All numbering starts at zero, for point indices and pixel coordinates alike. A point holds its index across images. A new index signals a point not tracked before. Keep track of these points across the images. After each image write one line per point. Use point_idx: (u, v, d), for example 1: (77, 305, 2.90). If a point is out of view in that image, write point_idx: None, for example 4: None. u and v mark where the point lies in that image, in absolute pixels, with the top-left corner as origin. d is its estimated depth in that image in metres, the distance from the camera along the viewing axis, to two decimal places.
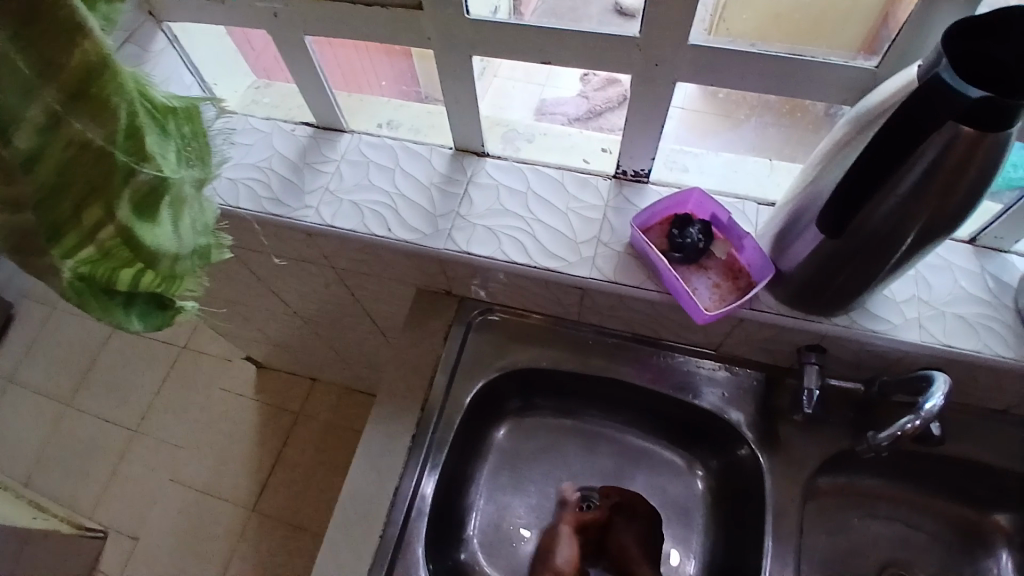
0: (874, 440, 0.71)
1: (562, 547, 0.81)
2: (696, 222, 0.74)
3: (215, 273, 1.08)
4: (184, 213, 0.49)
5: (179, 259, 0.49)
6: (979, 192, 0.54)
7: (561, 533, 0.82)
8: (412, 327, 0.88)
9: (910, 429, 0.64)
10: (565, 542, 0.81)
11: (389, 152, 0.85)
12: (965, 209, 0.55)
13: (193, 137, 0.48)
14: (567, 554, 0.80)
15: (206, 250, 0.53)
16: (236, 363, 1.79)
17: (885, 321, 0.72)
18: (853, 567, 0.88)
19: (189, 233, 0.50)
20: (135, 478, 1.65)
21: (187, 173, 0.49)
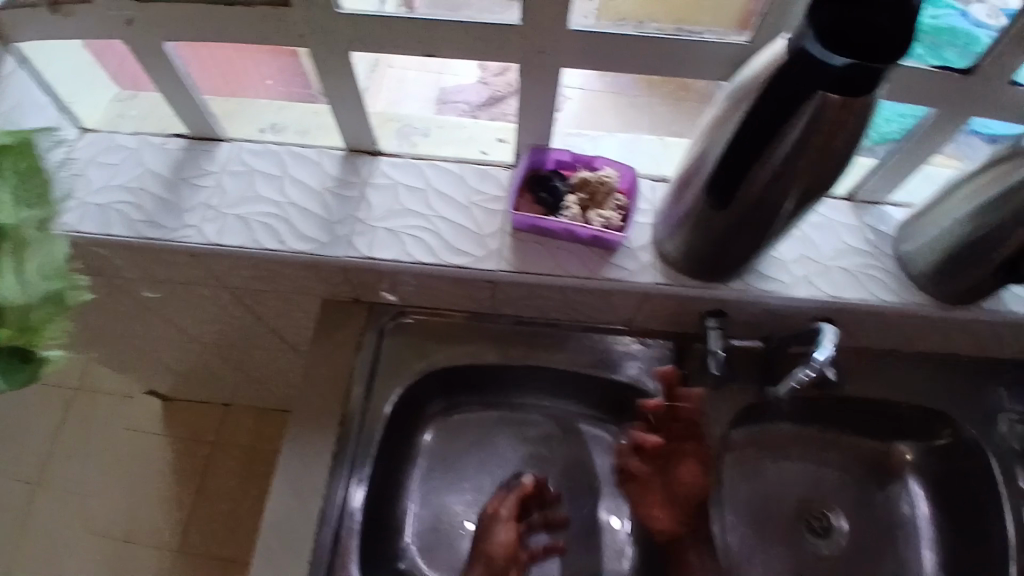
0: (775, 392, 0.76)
1: (503, 529, 0.78)
2: (545, 176, 0.75)
3: (99, 305, 0.99)
4: (28, 256, 0.45)
5: (32, 305, 0.46)
6: (846, 158, 0.58)
7: (501, 521, 0.79)
8: (322, 341, 0.84)
9: (804, 380, 0.69)
10: (502, 530, 0.78)
11: (274, 159, 0.80)
12: (836, 173, 0.59)
13: (29, 173, 0.47)
14: (503, 538, 0.77)
15: (61, 295, 0.47)
16: (140, 398, 1.66)
17: (776, 281, 0.77)
18: (771, 512, 0.93)
19: (37, 278, 0.46)
20: (39, 538, 1.50)
21: (23, 214, 0.47)
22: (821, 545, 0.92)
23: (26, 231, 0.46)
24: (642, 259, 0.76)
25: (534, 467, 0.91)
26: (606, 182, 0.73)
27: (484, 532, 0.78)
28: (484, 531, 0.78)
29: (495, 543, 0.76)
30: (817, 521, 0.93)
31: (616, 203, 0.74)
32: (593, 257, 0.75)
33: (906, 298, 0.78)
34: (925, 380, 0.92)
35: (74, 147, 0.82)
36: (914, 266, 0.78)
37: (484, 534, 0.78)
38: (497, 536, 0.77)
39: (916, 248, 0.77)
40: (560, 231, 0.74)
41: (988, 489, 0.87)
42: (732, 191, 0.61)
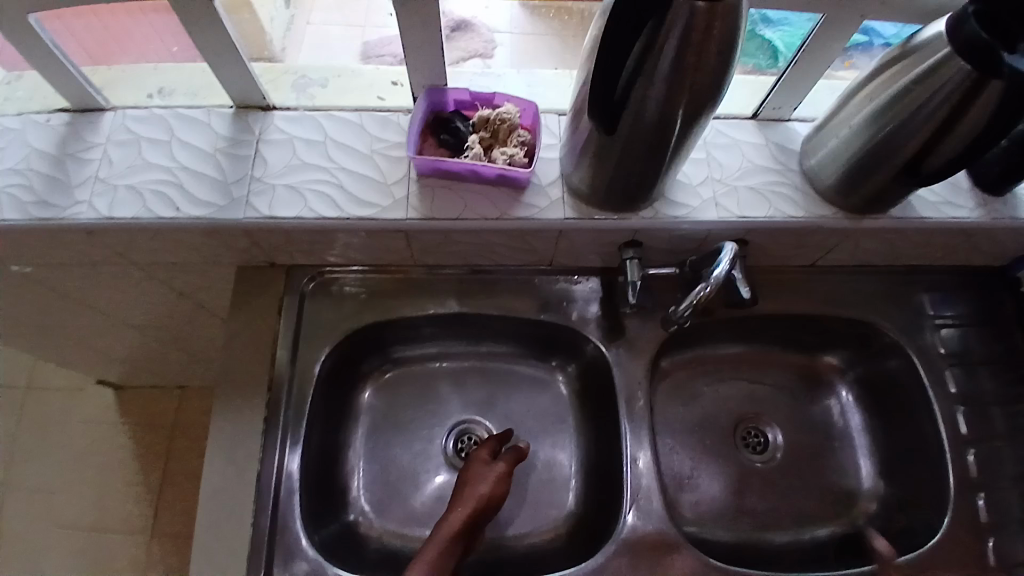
0: (676, 314, 0.77)
1: (497, 472, 0.76)
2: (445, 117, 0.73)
3: (11, 298, 0.95)
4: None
5: None
6: (727, 68, 0.57)
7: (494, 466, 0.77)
8: (242, 309, 0.82)
9: (704, 296, 0.70)
10: (493, 478, 0.76)
11: (162, 125, 0.76)
12: (719, 85, 0.58)
13: None
14: (493, 481, 0.75)
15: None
16: (89, 391, 1.62)
17: (685, 205, 0.77)
18: (708, 431, 0.97)
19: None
20: (6, 539, 1.48)
21: None
22: (758, 460, 0.96)
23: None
24: (553, 194, 0.74)
25: (474, 411, 0.93)
26: (506, 117, 0.71)
27: (477, 473, 0.76)
28: (473, 474, 0.76)
29: (486, 486, 0.75)
30: (754, 437, 0.98)
31: (519, 139, 0.72)
32: (502, 197, 0.74)
33: (816, 211, 0.79)
34: (846, 291, 0.95)
35: None
36: (819, 179, 0.79)
37: (472, 475, 0.76)
38: (485, 481, 0.75)
39: (819, 161, 0.78)
40: (465, 172, 0.73)
41: (917, 386, 0.92)
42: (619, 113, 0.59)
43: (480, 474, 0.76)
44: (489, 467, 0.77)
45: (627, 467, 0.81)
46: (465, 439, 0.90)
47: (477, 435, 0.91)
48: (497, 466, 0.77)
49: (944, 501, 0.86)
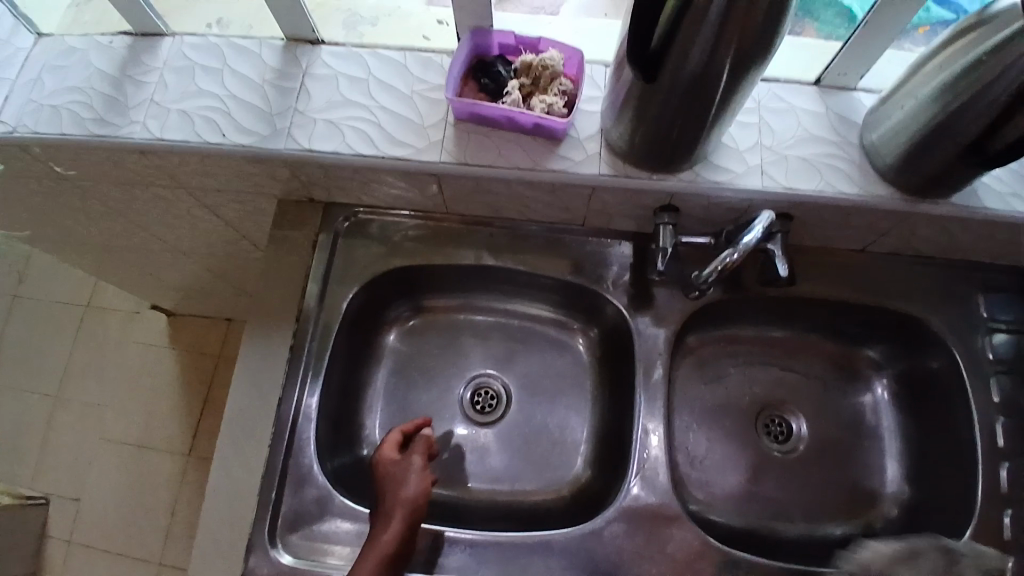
0: (703, 279, 0.77)
1: (414, 468, 0.73)
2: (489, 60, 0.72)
3: (77, 213, 1.01)
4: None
5: None
6: (780, 19, 0.54)
7: (409, 464, 0.74)
8: (278, 241, 0.85)
9: (731, 263, 0.70)
10: (415, 476, 0.73)
11: (214, 53, 0.78)
12: (770, 39, 0.55)
13: None
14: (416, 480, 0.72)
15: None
16: (145, 315, 1.73)
17: (727, 171, 0.74)
18: (730, 411, 0.96)
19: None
20: (64, 443, 1.61)
21: None
22: (777, 449, 0.94)
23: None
24: (590, 148, 0.73)
25: (494, 365, 0.94)
26: (549, 63, 0.70)
27: (395, 476, 0.73)
28: (391, 479, 0.73)
29: (410, 487, 0.71)
30: (777, 425, 0.95)
31: (560, 87, 0.71)
32: (537, 147, 0.73)
33: (869, 190, 0.75)
34: (894, 281, 0.90)
35: (30, 54, 0.80)
36: (878, 156, 0.74)
37: (391, 481, 0.72)
38: (408, 481, 0.72)
39: (879, 137, 0.74)
40: (502, 119, 0.72)
41: (959, 387, 0.86)
42: (659, 68, 0.58)
43: (402, 477, 0.72)
44: (404, 468, 0.73)
45: (639, 436, 0.80)
46: (481, 393, 0.92)
47: (495, 390, 0.92)
48: (411, 463, 0.74)
49: (970, 510, 0.82)
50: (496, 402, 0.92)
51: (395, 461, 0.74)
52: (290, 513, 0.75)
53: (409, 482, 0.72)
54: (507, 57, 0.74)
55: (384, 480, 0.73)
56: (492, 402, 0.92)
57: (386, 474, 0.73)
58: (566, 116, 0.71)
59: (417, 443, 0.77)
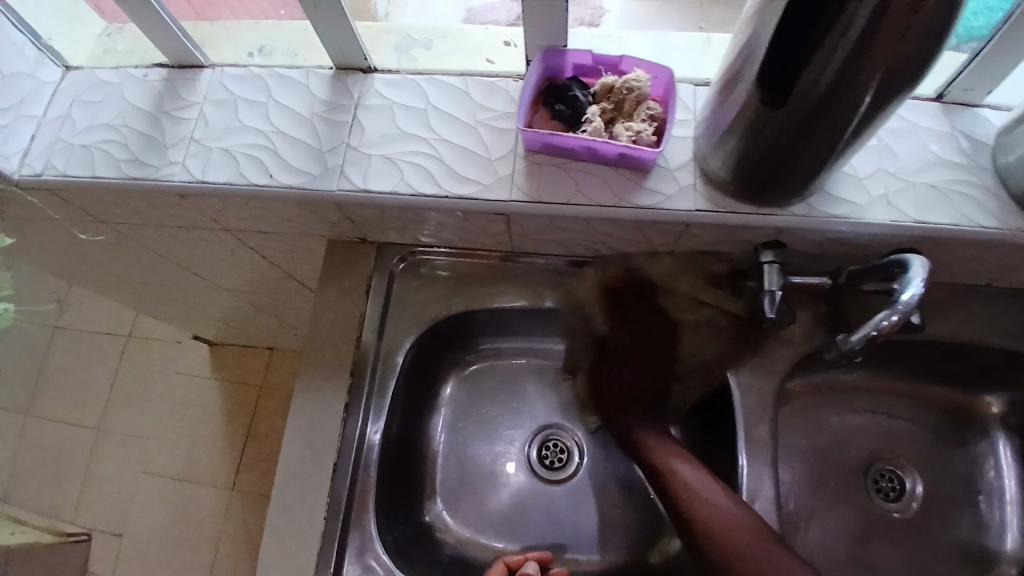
0: (846, 343, 0.64)
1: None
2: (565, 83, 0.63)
3: (117, 253, 0.96)
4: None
5: None
6: (942, 35, 0.45)
7: None
8: (329, 284, 0.77)
9: (888, 327, 0.57)
10: None
11: (257, 84, 0.71)
12: (927, 57, 0.46)
13: None
14: None
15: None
16: (187, 345, 1.68)
17: (848, 204, 0.64)
18: (833, 466, 0.84)
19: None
20: (107, 477, 1.58)
21: None
22: (892, 508, 0.83)
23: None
24: (682, 180, 0.63)
25: (563, 416, 0.86)
26: (635, 84, 0.60)
27: None
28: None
29: None
30: (887, 481, 0.84)
31: (647, 112, 0.62)
32: (622, 180, 0.63)
33: (1014, 223, 0.63)
34: None
35: (58, 88, 0.75)
36: (1016, 181, 0.63)
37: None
38: None
39: (1019, 157, 0.63)
40: (579, 149, 0.63)
41: None
42: (786, 91, 0.50)
43: None
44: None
45: None
46: (549, 445, 0.84)
47: (566, 445, 0.84)
48: None
49: None
50: (566, 455, 0.84)
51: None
52: None
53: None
54: (583, 79, 0.65)
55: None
56: (563, 457, 0.84)
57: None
58: (657, 145, 0.61)
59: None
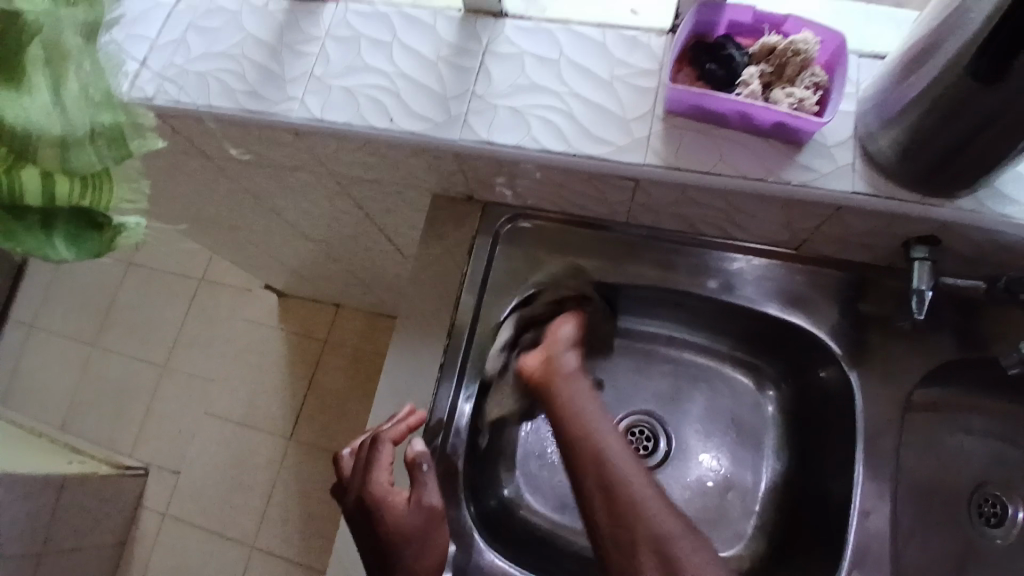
0: None
1: (430, 489, 0.61)
2: (721, 42, 0.58)
3: (210, 190, 0.96)
4: (69, 73, 0.39)
5: (71, 142, 0.40)
6: None
7: (405, 501, 0.60)
8: (431, 240, 0.75)
9: None
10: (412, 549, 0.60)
11: (381, 23, 0.68)
12: None
13: None
14: (398, 510, 0.60)
15: (113, 130, 0.42)
16: (256, 293, 1.70)
17: (1016, 204, 0.57)
18: (946, 489, 0.77)
19: (77, 103, 0.40)
20: (171, 413, 1.63)
21: (65, 22, 0.39)
22: (996, 536, 0.77)
23: (73, 40, 0.39)
24: (841, 158, 0.58)
25: (655, 404, 0.81)
26: (803, 46, 0.55)
27: (364, 475, 0.62)
28: (402, 506, 0.60)
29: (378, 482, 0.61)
30: (990, 506, 0.78)
31: (811, 78, 0.56)
32: (771, 153, 0.58)
33: None
34: None
35: (171, 11, 0.73)
36: None
37: (411, 533, 0.60)
38: (402, 513, 0.60)
39: None
40: (730, 114, 0.58)
41: None
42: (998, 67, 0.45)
43: (385, 510, 0.60)
44: (411, 497, 0.61)
45: (857, 518, 0.65)
46: (636, 431, 0.80)
47: (654, 432, 0.80)
48: (404, 502, 0.60)
49: None
50: (653, 443, 0.79)
51: (407, 502, 0.60)
52: None
53: (427, 500, 0.61)
54: (739, 40, 0.60)
55: (396, 531, 0.59)
56: (649, 445, 0.79)
57: (392, 501, 0.60)
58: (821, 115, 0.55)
59: (417, 463, 0.62)
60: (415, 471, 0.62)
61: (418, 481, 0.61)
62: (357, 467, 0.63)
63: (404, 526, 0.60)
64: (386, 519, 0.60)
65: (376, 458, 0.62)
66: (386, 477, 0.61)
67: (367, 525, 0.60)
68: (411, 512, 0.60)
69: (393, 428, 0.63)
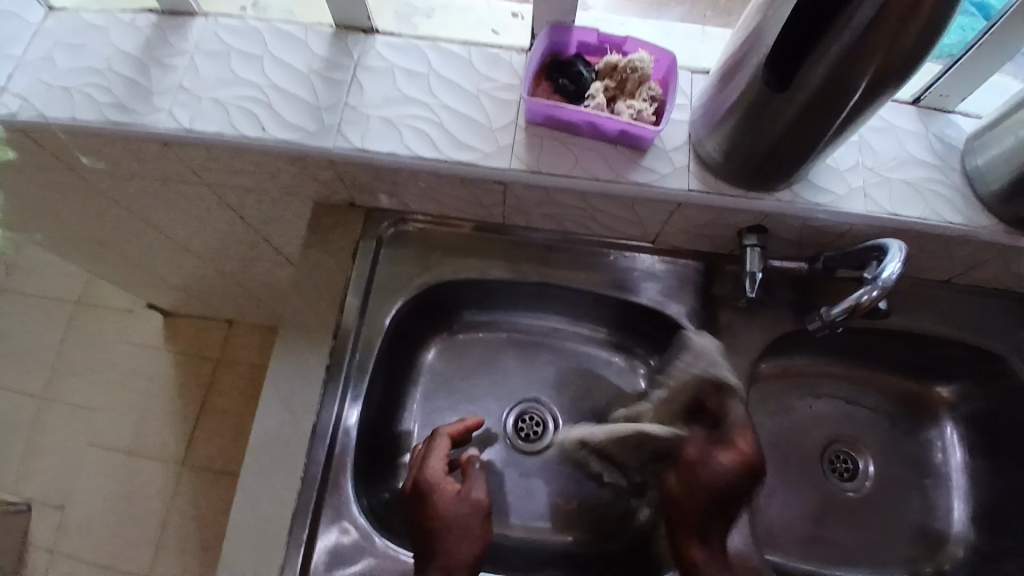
0: (829, 315, 0.69)
1: (478, 486, 0.66)
2: (571, 60, 0.65)
3: (80, 206, 0.91)
4: None
5: None
6: (928, 44, 0.50)
7: (455, 490, 0.65)
8: (315, 247, 0.76)
9: (867, 302, 0.62)
10: (460, 538, 0.63)
11: (254, 37, 0.69)
12: (913, 60, 0.51)
13: None
14: (449, 496, 0.65)
15: None
16: (140, 315, 1.61)
17: (830, 193, 0.68)
18: (794, 449, 0.88)
19: None
20: (47, 449, 1.50)
21: None
22: (847, 488, 0.86)
23: None
24: (677, 160, 0.66)
25: (542, 392, 0.87)
26: (639, 65, 0.62)
27: (419, 461, 0.69)
28: (450, 494, 0.65)
29: (431, 469, 0.67)
30: (842, 462, 0.87)
31: (648, 92, 0.63)
32: (619, 157, 0.65)
33: (976, 222, 0.69)
34: (984, 316, 0.81)
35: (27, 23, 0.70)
36: (982, 184, 0.69)
37: (456, 519, 0.64)
38: (456, 502, 0.65)
39: (986, 162, 0.69)
40: (581, 124, 0.64)
41: None
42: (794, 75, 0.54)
43: (439, 495, 0.65)
44: (461, 491, 0.66)
45: None
46: (526, 418, 0.85)
47: (542, 418, 0.85)
48: (459, 492, 0.65)
49: None
50: (542, 428, 0.85)
51: (454, 491, 0.65)
52: (325, 555, 0.66)
53: (473, 493, 0.65)
54: (586, 58, 0.66)
55: (443, 516, 0.64)
56: (537, 430, 0.85)
57: (441, 488, 0.65)
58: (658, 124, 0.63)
59: (469, 460, 0.69)
60: (466, 466, 0.68)
61: (470, 475, 0.67)
62: (417, 457, 0.70)
63: (450, 511, 0.64)
64: (438, 504, 0.64)
65: (434, 450, 0.69)
66: (439, 466, 0.67)
67: (420, 512, 0.65)
68: (460, 499, 0.65)
69: (451, 426, 0.71)
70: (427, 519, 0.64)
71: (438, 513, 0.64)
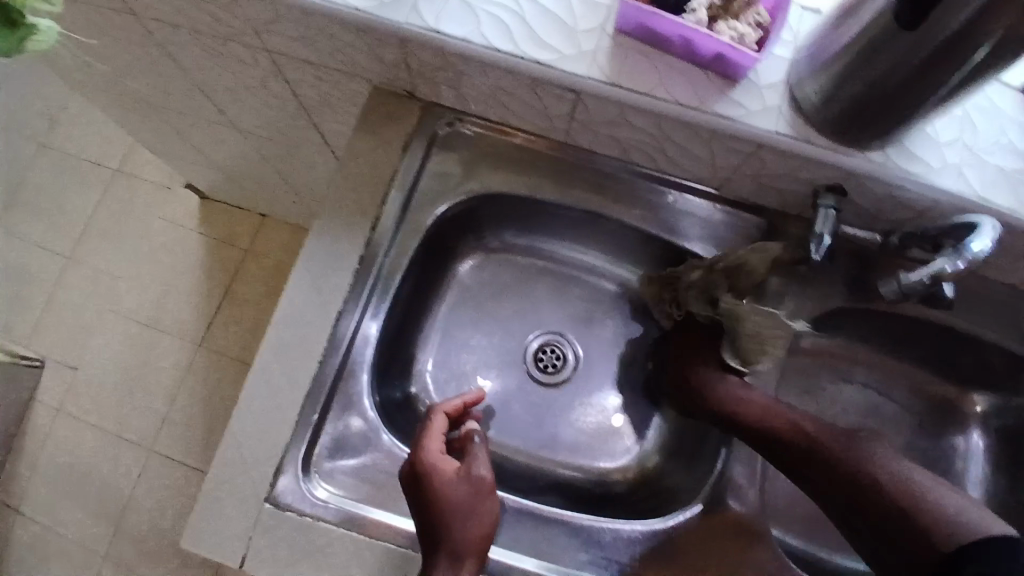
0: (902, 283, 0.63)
1: (480, 461, 0.63)
2: None
3: (133, 58, 0.89)
4: None
5: None
6: None
7: (458, 466, 0.62)
8: (364, 132, 0.73)
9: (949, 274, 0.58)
10: (468, 520, 0.59)
11: None
12: None
13: None
14: (451, 474, 0.61)
15: None
16: (176, 192, 1.61)
17: (922, 163, 0.62)
18: None
19: None
20: (72, 307, 1.53)
21: None
22: None
23: None
24: (769, 99, 0.61)
25: (568, 326, 0.85)
26: None
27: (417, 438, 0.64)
28: (452, 472, 0.61)
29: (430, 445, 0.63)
30: None
31: (755, 17, 0.58)
32: (706, 84, 0.60)
33: None
34: None
35: None
36: None
37: (460, 498, 0.59)
38: (458, 482, 0.60)
39: None
40: (674, 40, 0.59)
41: None
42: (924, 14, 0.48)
43: (441, 473, 0.60)
44: (463, 467, 0.62)
45: None
46: (547, 349, 0.84)
47: (564, 352, 0.84)
48: (462, 470, 0.61)
49: None
50: (562, 362, 0.83)
51: (459, 467, 0.61)
52: (330, 441, 0.67)
53: (477, 470, 0.62)
54: None
55: (446, 495, 0.59)
56: (558, 362, 0.83)
57: (444, 465, 0.61)
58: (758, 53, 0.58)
59: (469, 437, 0.66)
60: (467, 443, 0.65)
61: (470, 453, 0.64)
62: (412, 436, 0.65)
63: (456, 490, 0.60)
64: (441, 482, 0.60)
65: (433, 427, 0.65)
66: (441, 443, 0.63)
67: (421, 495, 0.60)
68: (465, 477, 0.61)
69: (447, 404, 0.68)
70: (430, 501, 0.59)
71: (441, 493, 0.59)
